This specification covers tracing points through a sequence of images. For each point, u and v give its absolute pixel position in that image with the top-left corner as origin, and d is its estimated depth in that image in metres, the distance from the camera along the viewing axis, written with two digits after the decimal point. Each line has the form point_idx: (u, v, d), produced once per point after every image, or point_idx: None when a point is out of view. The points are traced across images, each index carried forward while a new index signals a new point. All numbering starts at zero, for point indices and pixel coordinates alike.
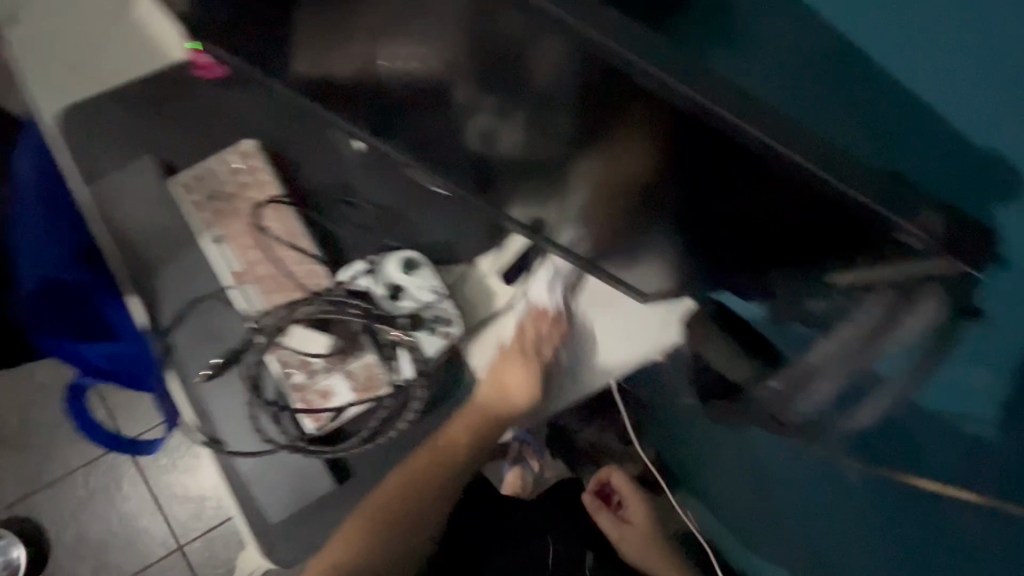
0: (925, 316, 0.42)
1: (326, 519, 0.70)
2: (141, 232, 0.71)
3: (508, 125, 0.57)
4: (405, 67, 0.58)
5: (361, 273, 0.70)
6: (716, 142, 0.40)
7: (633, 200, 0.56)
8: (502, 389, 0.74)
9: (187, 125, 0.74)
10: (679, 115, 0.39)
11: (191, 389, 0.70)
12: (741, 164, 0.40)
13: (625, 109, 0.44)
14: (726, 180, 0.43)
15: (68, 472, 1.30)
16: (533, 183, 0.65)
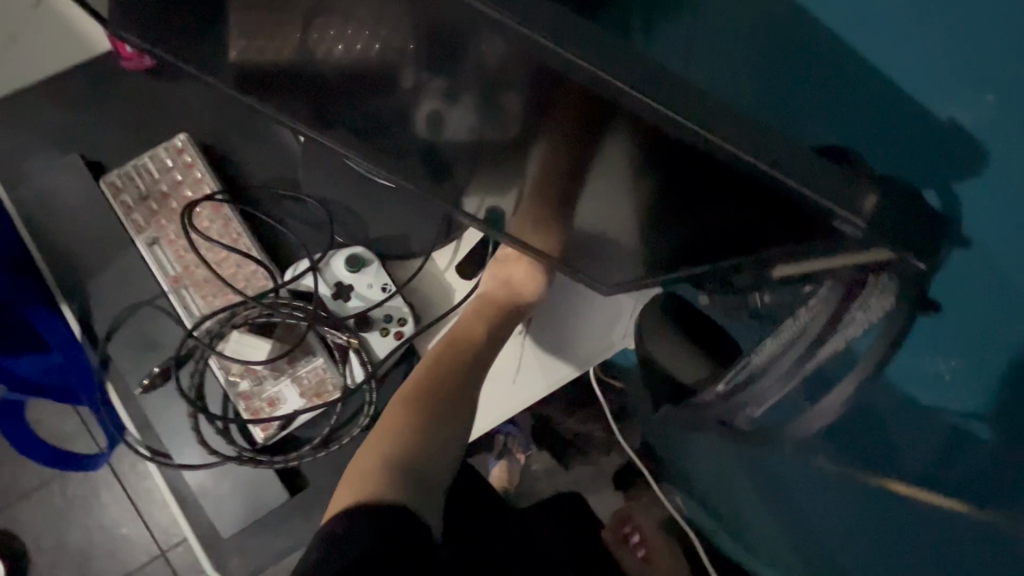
0: (876, 311, 0.38)
1: (282, 533, 0.67)
2: (71, 238, 0.67)
3: (456, 110, 0.53)
4: (332, 58, 0.52)
5: (305, 272, 0.66)
6: (649, 137, 0.33)
7: (584, 184, 0.52)
8: (510, 283, 0.70)
9: (117, 120, 0.69)
10: (606, 107, 0.32)
11: (132, 402, 0.66)
12: (680, 159, 0.34)
13: (552, 97, 0.38)
14: (667, 173, 0.38)
15: (41, 483, 1.25)
16: (487, 171, 0.60)
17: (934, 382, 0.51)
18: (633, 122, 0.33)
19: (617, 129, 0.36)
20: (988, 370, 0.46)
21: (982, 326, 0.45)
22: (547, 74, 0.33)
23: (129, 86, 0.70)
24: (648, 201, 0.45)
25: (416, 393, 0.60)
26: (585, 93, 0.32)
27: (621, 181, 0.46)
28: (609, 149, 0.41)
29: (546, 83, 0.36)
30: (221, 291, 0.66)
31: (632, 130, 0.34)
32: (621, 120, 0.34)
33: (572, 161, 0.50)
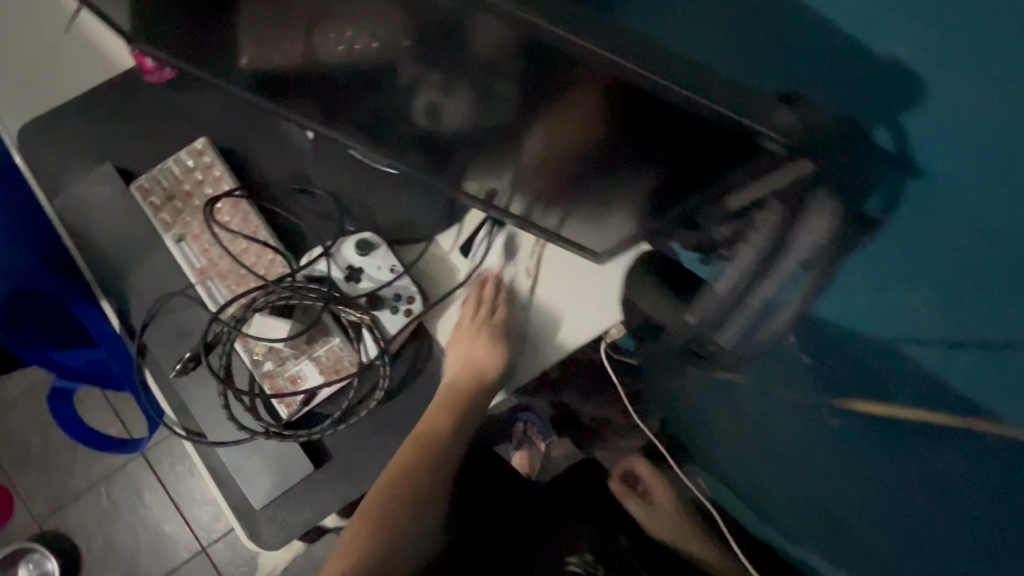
0: (817, 228, 0.45)
1: (310, 504, 0.72)
2: (110, 237, 0.73)
3: (452, 98, 0.57)
4: (344, 55, 0.58)
5: (319, 256, 0.71)
6: (610, 87, 0.40)
7: (574, 158, 0.56)
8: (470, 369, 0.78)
9: (144, 129, 0.76)
10: (574, 62, 0.39)
11: (168, 385, 0.72)
12: (638, 106, 0.41)
13: (527, 71, 0.45)
14: (629, 127, 0.44)
15: (90, 484, 1.33)
16: (486, 152, 0.64)
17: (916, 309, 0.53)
18: (595, 72, 0.39)
19: (582, 87, 0.42)
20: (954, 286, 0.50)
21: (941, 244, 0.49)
22: (522, 42, 0.41)
23: (153, 99, 0.76)
24: (623, 162, 0.51)
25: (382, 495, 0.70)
26: (555, 52, 0.39)
27: (594, 149, 0.52)
28: (580, 118, 0.48)
29: (519, 57, 0.43)
30: (243, 279, 0.71)
31: (594, 86, 0.41)
32: (585, 77, 0.41)
33: (552, 138, 0.55)
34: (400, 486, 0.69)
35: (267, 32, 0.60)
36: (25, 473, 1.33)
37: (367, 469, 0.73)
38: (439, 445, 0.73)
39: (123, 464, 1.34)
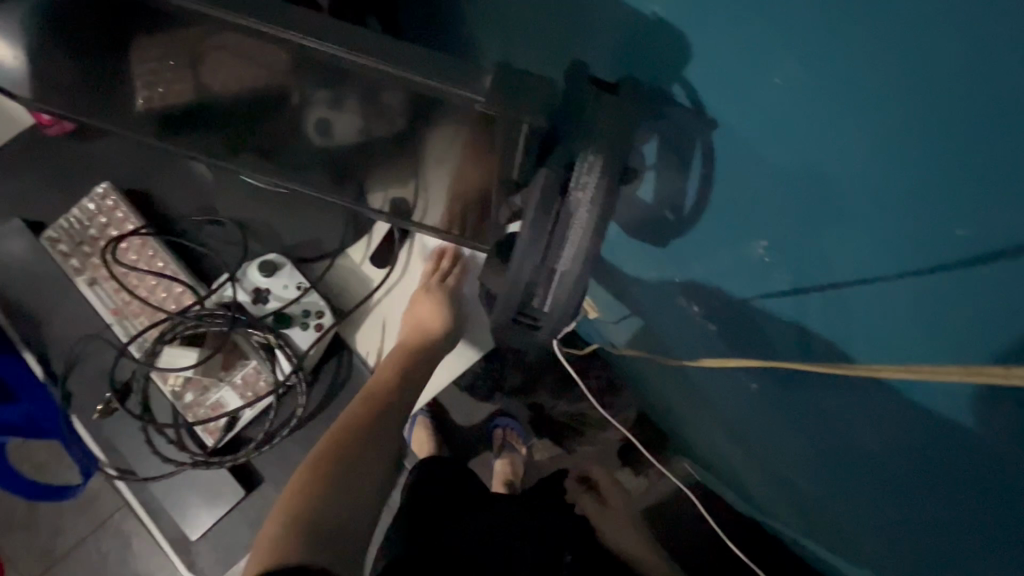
0: (592, 195, 0.40)
1: (246, 526, 0.73)
2: (25, 289, 0.75)
3: (335, 116, 0.58)
4: (223, 87, 0.59)
5: (225, 282, 0.72)
6: (400, 96, 0.42)
7: (436, 155, 0.58)
8: (417, 325, 0.73)
9: (50, 181, 0.78)
10: (354, 71, 0.40)
11: (93, 428, 0.73)
12: (426, 105, 0.41)
13: (338, 84, 0.45)
14: (433, 127, 0.45)
15: None
16: (376, 166, 0.66)
17: (741, 261, 0.49)
18: (379, 78, 0.40)
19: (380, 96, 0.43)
20: (783, 230, 0.43)
21: (758, 183, 0.43)
22: (313, 58, 0.41)
23: (55, 151, 0.78)
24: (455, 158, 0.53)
25: (334, 444, 0.60)
26: (338, 62, 0.40)
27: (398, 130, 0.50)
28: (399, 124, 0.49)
29: (326, 76, 0.43)
30: (154, 314, 0.72)
31: (388, 93, 0.42)
32: (374, 85, 0.41)
33: (412, 146, 0.58)
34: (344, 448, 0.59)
35: (145, 78, 0.62)
36: None
37: None
38: (387, 404, 0.66)
39: None
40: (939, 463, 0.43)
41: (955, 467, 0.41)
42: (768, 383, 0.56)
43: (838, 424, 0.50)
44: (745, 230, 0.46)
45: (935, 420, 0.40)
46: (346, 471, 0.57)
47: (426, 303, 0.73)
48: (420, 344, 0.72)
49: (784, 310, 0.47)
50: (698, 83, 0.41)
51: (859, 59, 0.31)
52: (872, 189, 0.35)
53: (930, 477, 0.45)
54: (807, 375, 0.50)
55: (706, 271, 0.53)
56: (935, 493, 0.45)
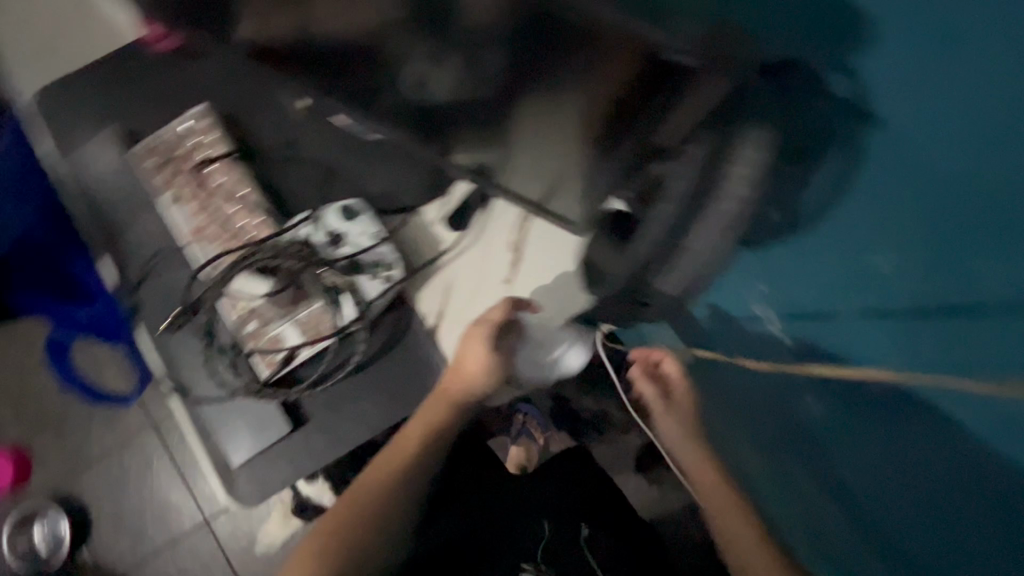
0: (749, 162, 0.46)
1: (285, 464, 0.74)
2: (112, 197, 0.77)
3: (435, 72, 0.60)
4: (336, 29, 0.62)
5: (302, 221, 0.72)
6: (560, 43, 0.43)
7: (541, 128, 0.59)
8: (458, 368, 0.72)
9: (150, 96, 0.79)
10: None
11: (156, 342, 0.74)
12: (590, 51, 0.42)
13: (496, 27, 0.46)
14: (580, 82, 0.46)
15: None
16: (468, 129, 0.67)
17: (838, 275, 0.52)
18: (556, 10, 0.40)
19: (541, 43, 0.44)
20: (885, 245, 0.47)
21: (884, 199, 0.46)
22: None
23: (159, 66, 0.80)
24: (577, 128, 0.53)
25: (340, 512, 0.72)
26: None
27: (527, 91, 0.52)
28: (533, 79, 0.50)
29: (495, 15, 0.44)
30: (231, 241, 0.73)
31: (548, 40, 0.43)
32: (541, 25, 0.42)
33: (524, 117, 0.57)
34: (349, 512, 0.72)
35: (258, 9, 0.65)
36: None
37: (343, 433, 0.74)
38: (401, 469, 0.73)
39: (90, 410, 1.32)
40: (958, 469, 0.45)
41: (967, 478, 0.45)
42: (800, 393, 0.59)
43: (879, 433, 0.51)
44: (852, 246, 0.50)
45: (962, 436, 0.44)
46: (349, 533, 0.70)
47: (472, 346, 0.71)
48: (457, 398, 0.73)
49: (866, 324, 0.50)
50: (867, 76, 0.43)
51: (989, 97, 0.38)
52: (991, 214, 0.39)
53: (941, 499, 0.47)
54: (848, 389, 0.53)
55: (796, 279, 0.57)
56: (934, 516, 0.48)
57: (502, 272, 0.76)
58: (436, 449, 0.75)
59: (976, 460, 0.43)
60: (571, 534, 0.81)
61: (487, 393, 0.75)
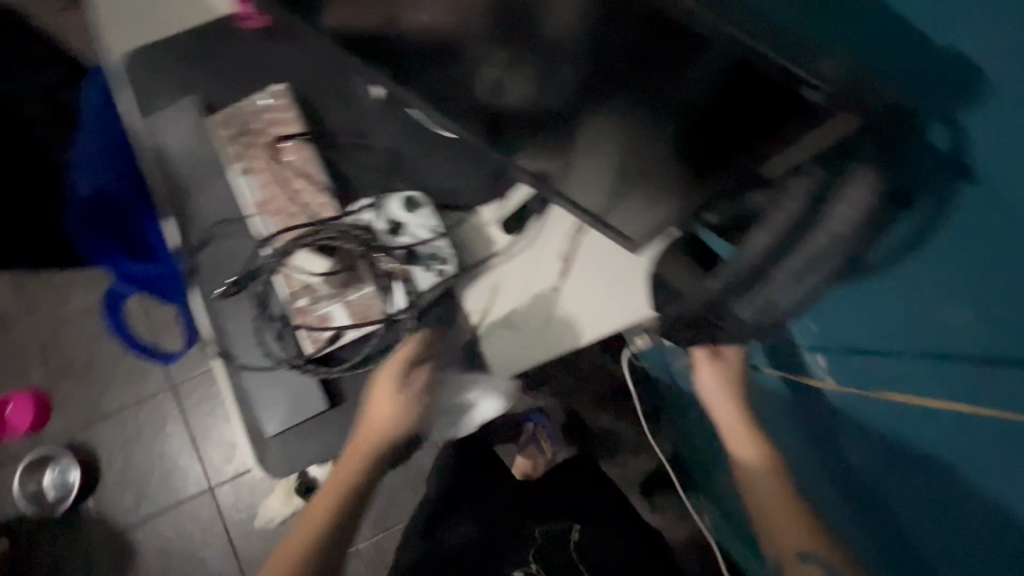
0: (857, 202, 0.51)
1: (318, 439, 0.76)
2: (183, 161, 0.79)
3: (517, 75, 0.63)
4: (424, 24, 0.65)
5: (365, 207, 0.74)
6: (694, 63, 0.47)
7: (637, 149, 0.62)
8: (373, 412, 0.75)
9: (232, 68, 0.82)
10: (696, 35, 0.44)
11: (210, 305, 0.77)
12: (728, 87, 0.47)
13: (639, 54, 0.50)
14: (704, 110, 0.51)
15: (143, 398, 1.64)
16: (537, 134, 0.70)
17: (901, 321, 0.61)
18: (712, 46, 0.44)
19: (680, 72, 0.49)
20: (944, 303, 0.56)
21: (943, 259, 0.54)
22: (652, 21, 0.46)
23: (245, 41, 0.83)
24: (678, 156, 0.59)
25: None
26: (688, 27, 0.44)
27: (637, 110, 0.56)
28: (652, 105, 0.55)
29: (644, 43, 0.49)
30: (297, 216, 0.75)
31: (691, 70, 0.48)
32: (688, 59, 0.47)
33: (624, 137, 0.62)
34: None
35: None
36: (77, 385, 1.63)
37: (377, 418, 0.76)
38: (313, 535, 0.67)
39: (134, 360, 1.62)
40: (954, 502, 0.55)
41: (958, 508, 0.55)
42: (847, 422, 0.68)
43: (900, 472, 0.61)
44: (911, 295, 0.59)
45: (957, 473, 0.54)
46: None
47: (382, 388, 0.74)
48: (382, 433, 0.74)
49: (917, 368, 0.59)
50: (966, 130, 0.48)
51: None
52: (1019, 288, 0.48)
53: (952, 516, 0.55)
54: (889, 426, 0.62)
55: (864, 318, 0.66)
56: (940, 543, 0.57)
57: (549, 279, 0.79)
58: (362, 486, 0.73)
59: (966, 495, 0.54)
60: (562, 531, 0.96)
61: (409, 425, 0.76)
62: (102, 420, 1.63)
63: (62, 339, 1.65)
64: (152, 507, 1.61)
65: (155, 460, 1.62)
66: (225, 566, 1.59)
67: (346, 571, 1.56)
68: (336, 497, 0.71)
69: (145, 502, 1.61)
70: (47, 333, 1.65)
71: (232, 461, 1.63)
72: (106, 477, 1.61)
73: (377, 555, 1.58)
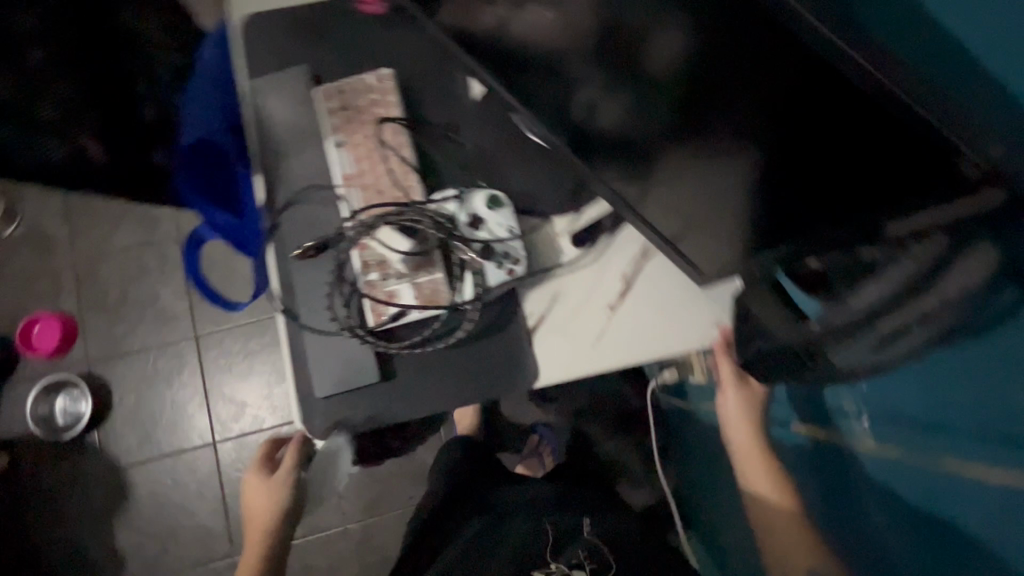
0: (972, 272, 0.50)
1: (365, 410, 0.78)
2: (280, 124, 0.83)
3: (611, 100, 0.67)
4: (530, 31, 0.68)
5: (451, 197, 0.78)
6: (801, 114, 0.48)
7: (734, 194, 0.63)
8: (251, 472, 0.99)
9: (342, 46, 0.86)
10: (790, 83, 0.46)
11: (285, 263, 0.80)
12: (857, 130, 0.45)
13: (755, 91, 0.49)
14: (830, 152, 0.49)
15: (166, 343, 1.67)
16: (623, 158, 0.73)
17: (953, 397, 0.56)
18: (837, 89, 0.43)
19: (803, 113, 0.48)
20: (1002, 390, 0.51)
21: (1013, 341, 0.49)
22: (777, 59, 0.45)
23: (360, 22, 0.87)
24: (777, 204, 0.60)
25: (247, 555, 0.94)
26: (806, 77, 0.44)
27: (739, 152, 0.58)
28: (770, 140, 0.53)
29: (766, 80, 0.47)
30: (385, 197, 0.79)
31: (816, 111, 0.46)
32: (814, 100, 0.45)
33: (735, 169, 0.60)
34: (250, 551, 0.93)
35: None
36: (106, 320, 1.67)
37: (423, 399, 0.78)
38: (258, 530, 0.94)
39: (175, 303, 1.68)
40: None
41: None
42: (883, 498, 0.66)
43: (946, 562, 0.57)
44: (969, 372, 0.54)
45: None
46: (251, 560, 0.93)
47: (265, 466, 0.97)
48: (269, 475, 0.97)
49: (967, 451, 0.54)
50: None
51: None
52: None
53: None
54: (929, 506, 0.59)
55: (909, 384, 0.61)
56: None
57: (608, 298, 0.81)
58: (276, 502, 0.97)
59: None
60: (574, 524, 0.95)
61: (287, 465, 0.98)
62: (122, 358, 1.66)
63: (98, 272, 1.68)
64: (154, 451, 1.63)
65: (165, 406, 1.65)
66: (214, 521, 1.61)
67: (331, 550, 1.57)
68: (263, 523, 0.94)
69: (148, 445, 1.63)
70: (88, 264, 1.69)
71: (240, 421, 1.65)
72: (116, 414, 1.64)
73: (364, 539, 1.58)
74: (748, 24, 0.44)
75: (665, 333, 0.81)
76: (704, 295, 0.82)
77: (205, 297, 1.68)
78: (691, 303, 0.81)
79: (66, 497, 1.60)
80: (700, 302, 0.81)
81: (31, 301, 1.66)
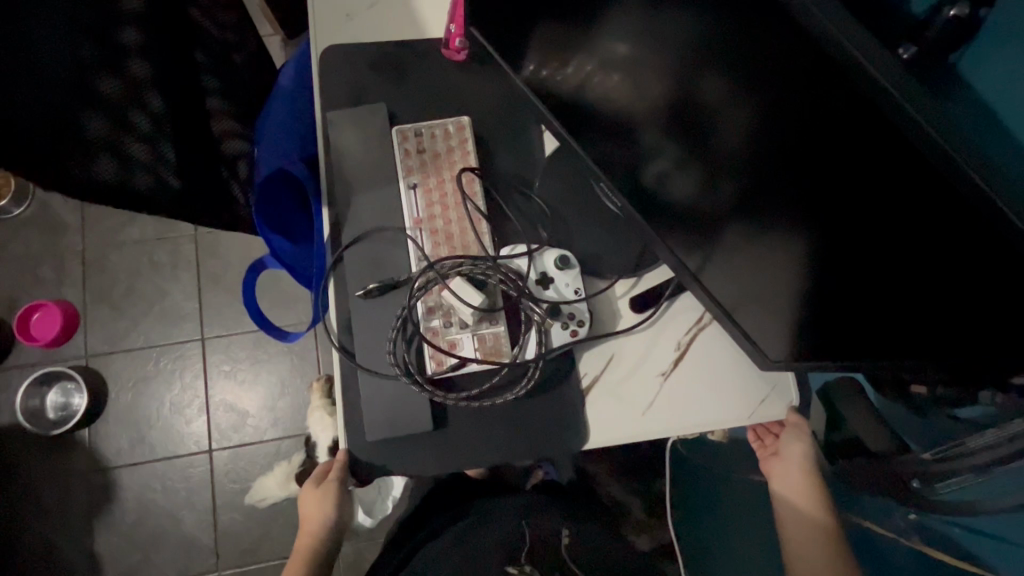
0: None
1: (413, 457, 0.77)
2: (352, 158, 0.81)
3: (682, 173, 0.69)
4: (620, 99, 0.69)
5: (523, 254, 0.80)
6: (886, 219, 0.48)
7: (799, 285, 0.64)
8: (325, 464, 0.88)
9: (420, 87, 0.87)
10: (874, 189, 0.47)
11: (346, 300, 0.80)
12: (944, 233, 0.44)
13: (833, 187, 0.51)
14: (919, 256, 0.48)
15: (169, 341, 1.62)
16: (689, 231, 0.75)
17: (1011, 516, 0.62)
18: (930, 204, 0.43)
19: (883, 206, 0.47)
20: None
21: None
22: (860, 157, 0.46)
23: (441, 66, 0.88)
24: (844, 298, 0.60)
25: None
26: (891, 185, 0.45)
27: (810, 242, 0.58)
28: (854, 243, 0.53)
29: (853, 183, 0.49)
30: (454, 246, 0.80)
31: (909, 225, 0.46)
32: (892, 194, 0.46)
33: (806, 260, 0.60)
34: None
35: (551, 43, 0.73)
36: (109, 314, 1.62)
37: (473, 449, 0.78)
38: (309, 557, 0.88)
39: (184, 302, 1.64)
40: None
41: None
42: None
43: None
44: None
45: None
46: None
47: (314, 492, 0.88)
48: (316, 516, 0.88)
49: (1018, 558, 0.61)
50: None
51: None
52: None
53: None
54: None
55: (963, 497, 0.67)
56: None
57: (662, 365, 0.82)
58: (320, 536, 0.89)
59: None
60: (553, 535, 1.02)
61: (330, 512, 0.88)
62: (123, 353, 1.61)
63: (107, 263, 1.63)
64: (145, 453, 1.58)
65: (162, 407, 1.60)
66: (201, 532, 1.56)
67: None
68: (317, 531, 0.88)
69: (140, 446, 1.58)
70: (97, 253, 1.64)
71: (240, 430, 1.60)
72: (110, 411, 1.58)
73: (355, 563, 1.55)
74: (826, 118, 0.46)
75: (715, 405, 0.82)
76: (755, 372, 0.83)
77: (218, 300, 1.64)
78: (741, 378, 0.83)
79: (48, 494, 1.54)
80: (750, 376, 0.83)
81: (33, 286, 1.61)
